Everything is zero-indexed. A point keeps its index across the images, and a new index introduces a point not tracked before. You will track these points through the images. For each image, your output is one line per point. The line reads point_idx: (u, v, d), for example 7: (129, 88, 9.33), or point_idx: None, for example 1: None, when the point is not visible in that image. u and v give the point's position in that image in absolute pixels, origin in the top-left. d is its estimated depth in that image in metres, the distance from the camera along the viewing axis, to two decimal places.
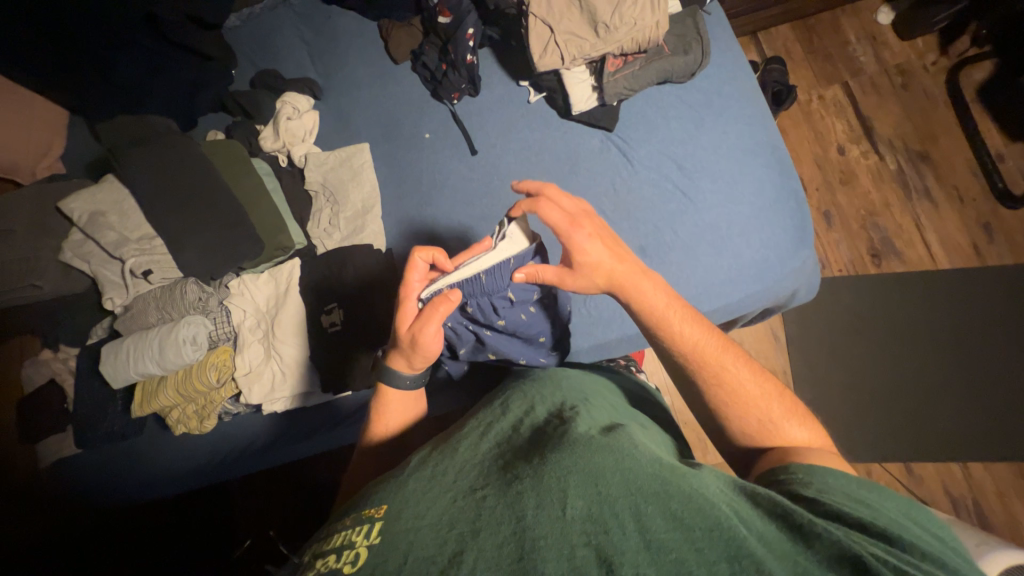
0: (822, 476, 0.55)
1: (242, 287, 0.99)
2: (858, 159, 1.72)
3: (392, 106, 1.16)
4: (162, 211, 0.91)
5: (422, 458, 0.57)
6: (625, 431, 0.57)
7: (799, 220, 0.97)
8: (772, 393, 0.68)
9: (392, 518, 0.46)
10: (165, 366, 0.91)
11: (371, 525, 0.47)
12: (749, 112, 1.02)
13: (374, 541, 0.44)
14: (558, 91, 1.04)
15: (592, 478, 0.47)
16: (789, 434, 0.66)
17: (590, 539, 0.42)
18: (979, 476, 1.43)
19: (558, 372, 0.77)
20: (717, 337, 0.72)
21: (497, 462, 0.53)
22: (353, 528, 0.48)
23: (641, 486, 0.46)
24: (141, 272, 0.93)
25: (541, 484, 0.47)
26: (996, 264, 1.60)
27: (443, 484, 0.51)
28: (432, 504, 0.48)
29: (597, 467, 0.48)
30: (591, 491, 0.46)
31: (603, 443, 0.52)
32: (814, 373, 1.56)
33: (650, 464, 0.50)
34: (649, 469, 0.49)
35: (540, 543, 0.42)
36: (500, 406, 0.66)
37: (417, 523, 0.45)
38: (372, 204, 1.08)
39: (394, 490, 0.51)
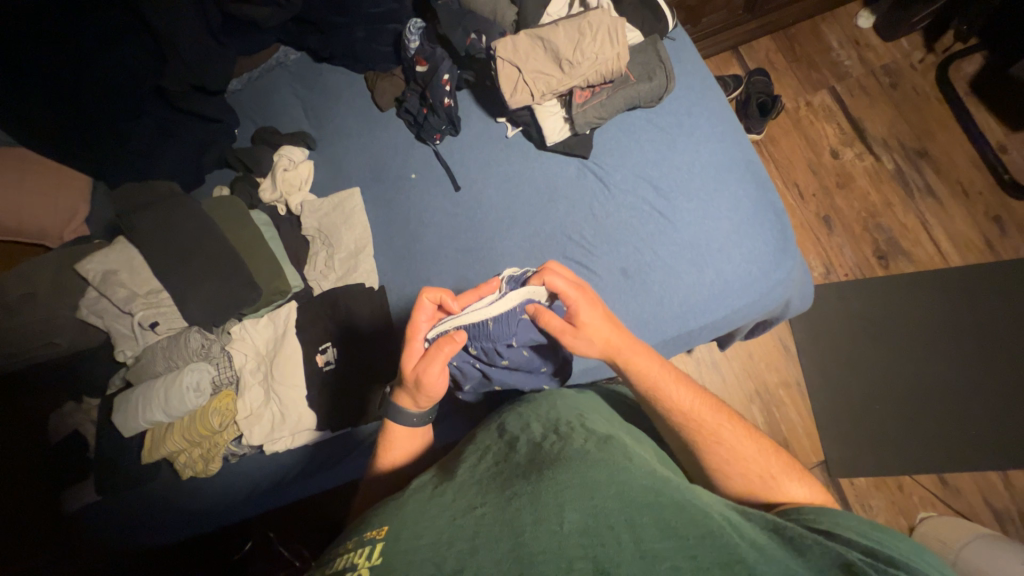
0: (835, 515, 0.56)
1: (243, 333, 1.05)
2: (853, 161, 1.71)
3: (380, 151, 1.22)
4: (167, 267, 0.98)
5: (420, 483, 0.56)
6: (618, 443, 0.57)
7: (781, 230, 0.97)
8: (769, 451, 0.69)
9: (392, 538, 0.45)
10: (171, 413, 0.96)
11: (372, 545, 0.45)
12: (720, 129, 1.04)
13: (374, 562, 0.43)
14: (533, 124, 1.08)
15: (588, 492, 0.47)
16: (791, 492, 0.66)
17: (587, 551, 0.42)
18: (1021, 484, 1.34)
19: (553, 395, 0.77)
20: (712, 401, 0.73)
21: (495, 479, 0.53)
22: (353, 551, 0.46)
23: (635, 498, 0.47)
24: (149, 325, 1.00)
25: (539, 500, 0.47)
26: (1013, 257, 1.53)
27: (441, 504, 0.50)
28: (430, 523, 0.47)
29: (591, 480, 0.49)
30: (586, 504, 0.46)
31: (597, 457, 0.52)
32: (830, 381, 1.51)
33: (645, 478, 0.50)
34: (644, 483, 0.49)
35: (538, 556, 0.41)
36: (497, 431, 0.66)
37: (415, 542, 0.45)
38: (364, 244, 1.14)
39: (393, 513, 0.50)
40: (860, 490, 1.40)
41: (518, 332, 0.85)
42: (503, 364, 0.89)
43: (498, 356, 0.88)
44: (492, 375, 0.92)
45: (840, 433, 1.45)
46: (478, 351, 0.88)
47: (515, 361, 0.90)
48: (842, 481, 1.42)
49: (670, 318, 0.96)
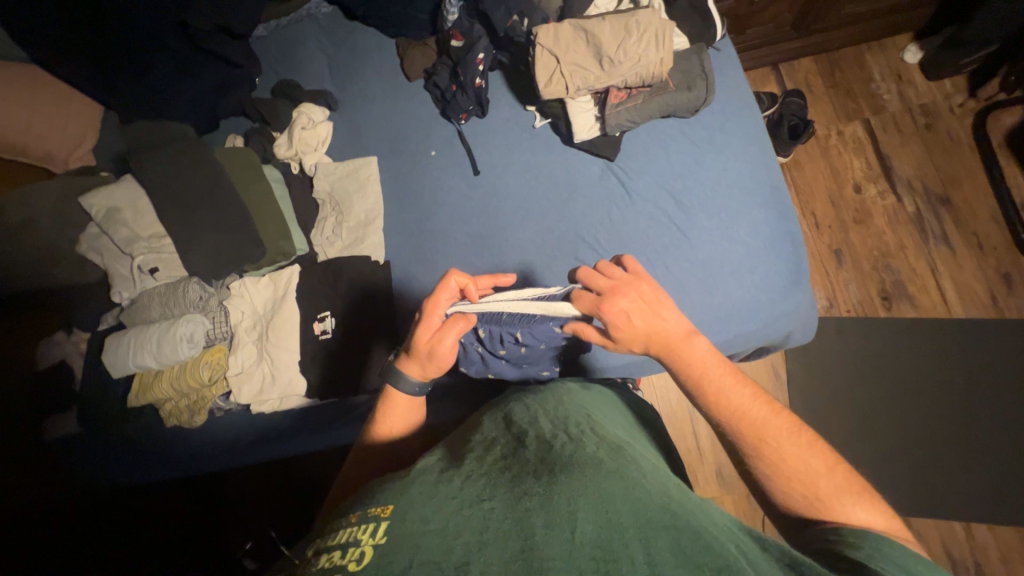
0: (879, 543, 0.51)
1: (242, 289, 1.02)
2: (874, 199, 1.69)
3: (402, 122, 1.19)
4: (172, 213, 0.96)
5: (426, 465, 0.56)
6: (629, 454, 0.57)
7: (796, 263, 0.96)
8: (821, 467, 0.60)
9: (398, 519, 0.46)
10: (162, 361, 0.95)
11: (378, 524, 0.46)
12: (752, 150, 1.02)
13: (380, 542, 0.44)
14: (563, 118, 1.05)
15: (602, 505, 0.47)
16: (843, 514, 0.57)
17: (598, 565, 0.42)
18: (982, 538, 1.37)
19: (561, 389, 0.76)
20: (764, 406, 0.65)
21: (504, 473, 0.52)
22: (358, 526, 0.47)
23: (648, 517, 0.47)
24: (149, 269, 0.98)
25: (551, 503, 0.47)
26: (1015, 317, 1.54)
27: (447, 490, 0.50)
28: (438, 509, 0.47)
29: (606, 493, 0.48)
30: (600, 516, 0.46)
31: (611, 468, 0.52)
32: (814, 413, 1.53)
33: (658, 497, 0.50)
34: (657, 503, 0.49)
35: (549, 561, 0.41)
36: (504, 420, 0.65)
37: (423, 527, 0.45)
38: (375, 216, 1.12)
39: (399, 493, 0.50)
40: None
41: (529, 329, 0.81)
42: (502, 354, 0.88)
43: (499, 346, 0.86)
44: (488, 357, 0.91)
45: None
46: (484, 336, 0.86)
47: (514, 354, 0.88)
48: None
49: None
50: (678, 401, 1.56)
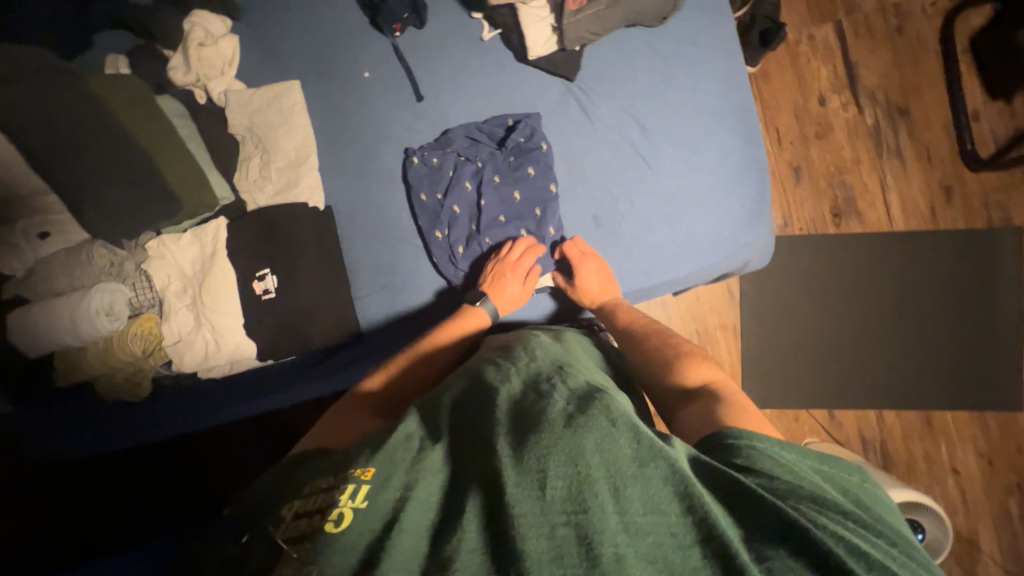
0: (755, 442, 0.55)
1: (161, 249, 0.90)
2: (837, 111, 1.65)
3: (327, 36, 1.01)
4: (50, 161, 0.78)
5: (408, 425, 0.57)
6: (603, 399, 0.55)
7: (760, 191, 0.94)
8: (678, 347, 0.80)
9: (379, 484, 0.49)
10: (82, 337, 0.84)
11: (357, 486, 0.49)
12: (722, 68, 0.93)
13: (360, 505, 0.48)
14: (514, 29, 0.92)
15: (573, 459, 0.48)
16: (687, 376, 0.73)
17: (571, 518, 0.44)
18: (891, 422, 1.62)
19: (536, 341, 0.75)
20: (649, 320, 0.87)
21: (475, 438, 0.54)
22: (337, 484, 0.50)
23: (619, 470, 0.48)
24: (37, 234, 0.82)
25: (521, 464, 0.48)
26: (948, 228, 1.64)
27: (428, 460, 0.52)
28: (421, 478, 0.50)
29: (575, 448, 0.49)
30: (571, 471, 0.47)
31: (582, 422, 0.51)
32: (762, 327, 1.66)
33: (630, 448, 0.50)
34: (628, 454, 0.49)
35: (521, 520, 0.44)
36: (476, 380, 0.66)
37: (404, 493, 0.49)
38: (307, 154, 0.97)
39: (378, 451, 0.53)
40: None
41: (474, 176, 0.94)
42: (440, 235, 0.94)
43: (437, 188, 0.94)
44: (417, 199, 0.94)
45: (761, 374, 1.65)
46: (434, 162, 0.94)
47: (455, 225, 0.94)
48: None
49: (634, 272, 0.94)
50: None
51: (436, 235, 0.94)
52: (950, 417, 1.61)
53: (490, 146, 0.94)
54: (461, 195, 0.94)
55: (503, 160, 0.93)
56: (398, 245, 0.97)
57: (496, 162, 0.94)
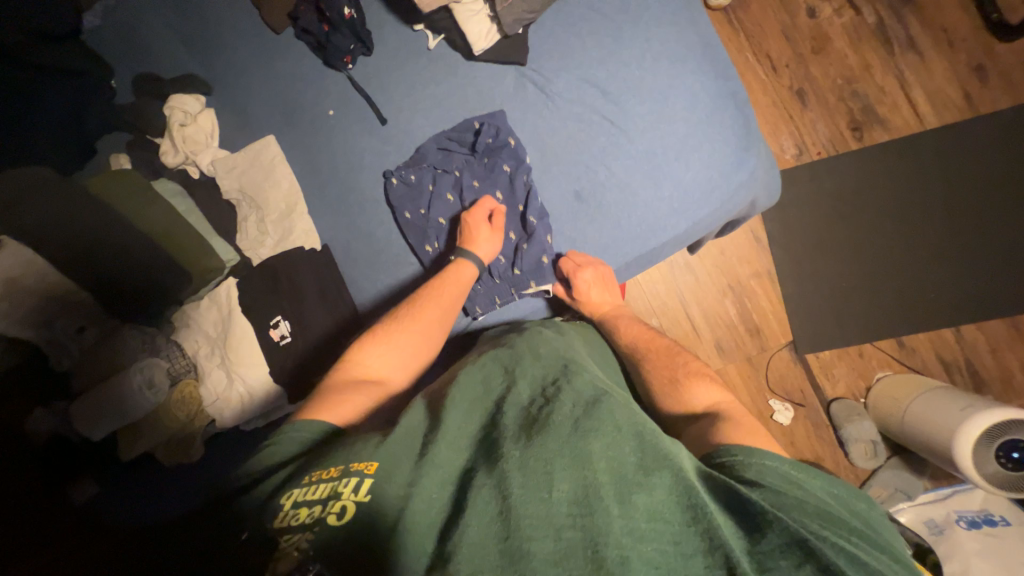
0: (765, 459, 0.58)
1: (186, 319, 0.98)
2: (831, 19, 1.52)
3: (289, 87, 1.05)
4: (73, 263, 0.87)
5: (410, 425, 0.61)
6: (608, 403, 0.59)
7: (745, 125, 0.88)
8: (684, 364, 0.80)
9: (383, 482, 0.53)
10: (133, 414, 0.91)
11: (359, 482, 0.53)
12: (675, 8, 0.88)
13: (363, 498, 0.52)
14: (455, 30, 0.91)
15: (581, 465, 0.52)
16: (692, 400, 0.75)
17: (576, 521, 0.48)
18: (972, 336, 1.46)
19: (536, 336, 0.78)
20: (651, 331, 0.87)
21: (483, 440, 0.58)
22: (337, 480, 0.54)
23: (624, 474, 0.52)
24: (76, 328, 0.91)
25: (527, 466, 0.52)
26: (992, 110, 1.46)
27: (433, 457, 0.56)
28: (425, 476, 0.55)
29: (584, 455, 0.53)
30: (578, 477, 0.51)
31: (587, 427, 0.56)
32: (799, 267, 1.55)
33: (635, 452, 0.54)
34: (633, 459, 0.54)
35: (527, 521, 0.48)
36: (484, 381, 0.68)
37: (410, 491, 0.53)
38: (295, 201, 1.02)
39: (383, 449, 0.57)
40: (826, 362, 1.53)
41: (453, 185, 0.95)
42: (431, 249, 0.96)
43: (420, 205, 0.96)
44: (404, 218, 0.96)
45: (809, 316, 1.54)
46: (411, 180, 0.95)
47: (444, 237, 0.95)
48: (810, 357, 1.54)
49: (629, 239, 0.90)
50: (668, 292, 1.57)
51: (427, 250, 0.95)
52: None
53: (464, 154, 0.94)
54: (444, 206, 0.95)
55: (477, 164, 0.93)
56: (393, 266, 0.99)
57: (473, 165, 0.93)
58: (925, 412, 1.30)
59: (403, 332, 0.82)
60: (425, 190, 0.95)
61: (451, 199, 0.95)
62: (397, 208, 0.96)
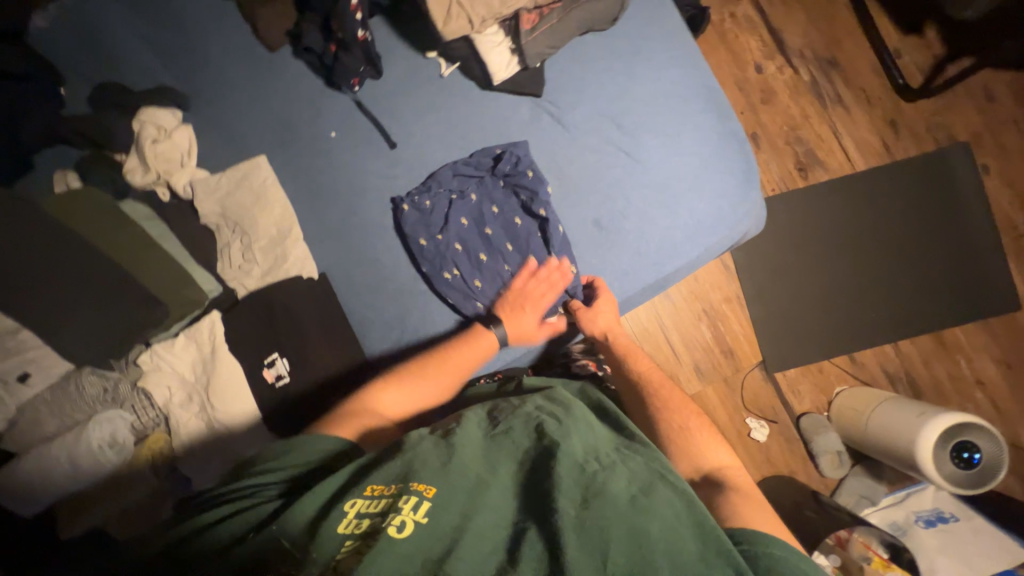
0: (772, 547, 0.54)
1: (157, 361, 0.83)
2: (775, 75, 1.74)
3: (283, 105, 0.98)
4: (15, 298, 0.73)
5: (466, 464, 0.58)
6: (664, 487, 0.58)
7: (746, 159, 0.95)
8: (694, 416, 0.78)
9: (441, 507, 0.53)
10: (87, 478, 0.76)
11: (420, 500, 0.53)
12: (680, 52, 0.96)
13: (421, 519, 0.51)
14: (473, 59, 0.92)
15: (638, 541, 0.50)
16: (699, 457, 0.73)
17: None
18: (907, 350, 1.66)
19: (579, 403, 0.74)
20: (663, 377, 0.84)
21: (532, 494, 0.56)
22: (399, 496, 0.54)
23: (682, 555, 0.50)
24: (16, 376, 0.75)
25: (582, 529, 0.50)
26: (904, 156, 1.72)
27: (486, 497, 0.55)
28: (481, 506, 0.54)
29: (642, 531, 0.51)
30: (634, 551, 0.50)
31: (647, 504, 0.54)
32: (763, 292, 1.68)
33: (694, 550, 0.52)
34: (692, 552, 0.51)
35: None
36: (534, 432, 0.63)
37: (468, 518, 0.52)
38: (288, 227, 0.93)
39: (442, 473, 0.56)
40: (791, 379, 1.65)
41: (470, 211, 0.92)
42: (450, 277, 0.90)
43: (438, 230, 0.91)
44: (417, 244, 0.91)
45: (775, 337, 1.66)
46: (427, 207, 0.92)
47: (463, 264, 0.91)
48: (777, 375, 1.65)
49: (647, 265, 0.93)
50: (648, 318, 1.63)
51: (446, 279, 0.90)
52: (960, 331, 1.66)
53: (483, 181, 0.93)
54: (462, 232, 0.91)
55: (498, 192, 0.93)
56: (403, 295, 0.93)
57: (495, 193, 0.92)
58: (884, 421, 1.44)
59: (439, 378, 0.83)
60: (441, 216, 0.92)
61: (466, 225, 0.92)
62: (410, 234, 0.91)
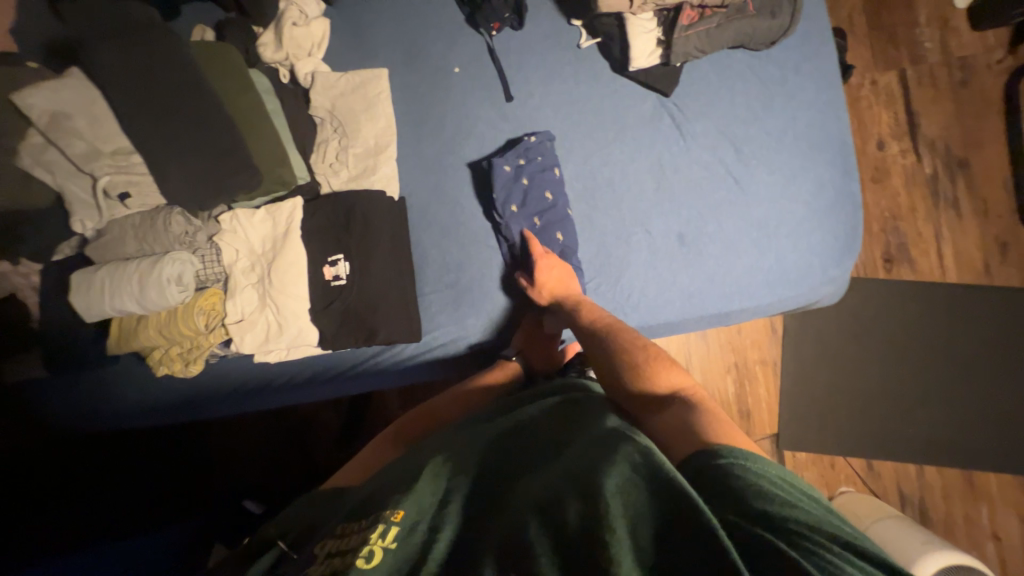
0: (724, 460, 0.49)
1: (234, 224, 0.87)
2: (896, 157, 1.64)
3: (420, 28, 1.00)
4: (142, 125, 0.78)
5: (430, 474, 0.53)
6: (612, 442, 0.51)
7: (853, 226, 0.91)
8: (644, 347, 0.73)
9: (410, 525, 0.46)
10: (147, 306, 0.81)
11: (386, 524, 0.45)
12: (824, 99, 0.93)
13: (390, 546, 0.44)
14: (617, 38, 0.90)
15: (585, 498, 0.43)
16: (656, 383, 0.68)
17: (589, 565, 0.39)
18: (931, 478, 1.57)
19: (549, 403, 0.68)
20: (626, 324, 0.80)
21: (493, 503, 0.50)
22: (366, 524, 0.47)
23: (638, 511, 0.42)
24: (117, 194, 0.80)
25: (537, 515, 0.44)
26: (1002, 284, 1.61)
27: (450, 505, 0.49)
28: (444, 518, 0.47)
29: (590, 487, 0.44)
30: (584, 511, 0.42)
31: (599, 465, 0.47)
32: (803, 368, 1.61)
33: (643, 486, 0.44)
34: (645, 495, 0.43)
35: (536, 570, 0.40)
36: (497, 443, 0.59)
37: (433, 531, 0.46)
38: (386, 143, 0.95)
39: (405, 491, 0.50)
40: (799, 462, 1.59)
41: (548, 182, 0.90)
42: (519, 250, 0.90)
43: (522, 198, 0.90)
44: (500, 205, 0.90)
45: (798, 416, 1.60)
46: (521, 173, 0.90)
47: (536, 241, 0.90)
48: (786, 453, 1.59)
49: (715, 295, 0.90)
50: (679, 352, 1.59)
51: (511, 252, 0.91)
52: (994, 480, 1.56)
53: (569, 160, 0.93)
54: (549, 210, 0.89)
55: (596, 177, 0.93)
56: (470, 242, 0.94)
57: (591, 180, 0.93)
58: (881, 531, 1.37)
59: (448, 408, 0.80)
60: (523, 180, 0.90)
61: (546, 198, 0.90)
62: (499, 195, 0.89)
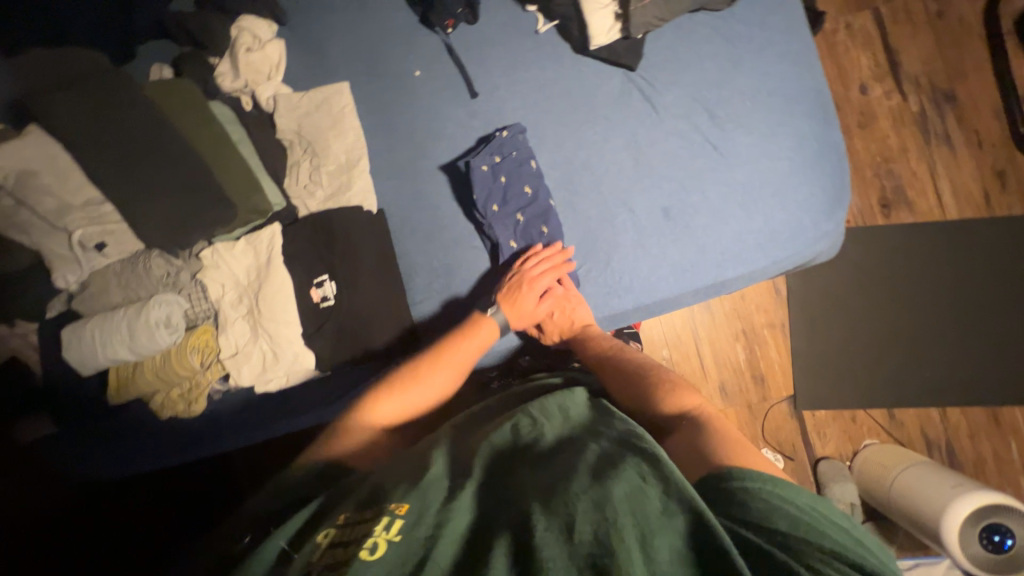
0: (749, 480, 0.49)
1: (215, 259, 0.87)
2: (880, 99, 1.60)
3: (376, 36, 0.98)
4: (108, 171, 0.78)
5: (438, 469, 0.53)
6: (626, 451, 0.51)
7: (840, 176, 0.89)
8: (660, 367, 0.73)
9: (417, 517, 0.46)
10: (139, 351, 0.81)
11: (392, 518, 0.46)
12: (795, 50, 0.90)
13: (395, 538, 0.44)
14: (573, 19, 0.89)
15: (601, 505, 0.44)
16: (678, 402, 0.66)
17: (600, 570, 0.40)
18: (955, 419, 1.55)
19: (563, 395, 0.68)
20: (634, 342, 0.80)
21: (501, 491, 0.50)
22: (373, 517, 0.47)
23: (649, 519, 0.43)
24: (94, 245, 0.81)
25: (548, 511, 0.44)
26: (1005, 214, 1.58)
27: (459, 496, 0.49)
28: (452, 508, 0.47)
29: (604, 495, 0.45)
30: (598, 516, 0.43)
31: (610, 473, 0.47)
32: (812, 325, 1.59)
33: (659, 500, 0.45)
34: (659, 506, 0.44)
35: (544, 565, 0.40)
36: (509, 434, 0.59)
37: (442, 518, 0.46)
38: (357, 157, 0.94)
39: (416, 485, 0.50)
40: (819, 421, 1.57)
41: (525, 176, 0.89)
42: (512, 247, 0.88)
43: (501, 195, 0.88)
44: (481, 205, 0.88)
45: (812, 374, 1.58)
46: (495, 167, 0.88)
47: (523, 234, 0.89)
48: (805, 413, 1.57)
49: (708, 266, 0.88)
50: (684, 326, 1.58)
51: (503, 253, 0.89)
52: (1019, 412, 1.53)
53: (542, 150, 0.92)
54: (531, 204, 0.88)
55: (573, 162, 0.91)
56: (454, 245, 0.93)
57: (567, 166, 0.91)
58: (913, 483, 1.34)
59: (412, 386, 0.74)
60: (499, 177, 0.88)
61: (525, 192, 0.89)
62: (479, 195, 0.87)
